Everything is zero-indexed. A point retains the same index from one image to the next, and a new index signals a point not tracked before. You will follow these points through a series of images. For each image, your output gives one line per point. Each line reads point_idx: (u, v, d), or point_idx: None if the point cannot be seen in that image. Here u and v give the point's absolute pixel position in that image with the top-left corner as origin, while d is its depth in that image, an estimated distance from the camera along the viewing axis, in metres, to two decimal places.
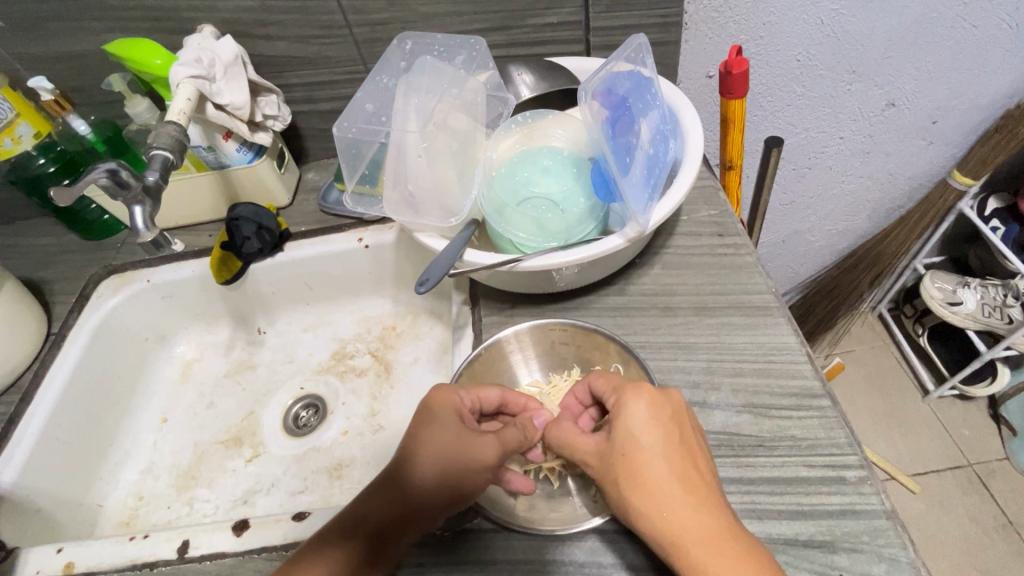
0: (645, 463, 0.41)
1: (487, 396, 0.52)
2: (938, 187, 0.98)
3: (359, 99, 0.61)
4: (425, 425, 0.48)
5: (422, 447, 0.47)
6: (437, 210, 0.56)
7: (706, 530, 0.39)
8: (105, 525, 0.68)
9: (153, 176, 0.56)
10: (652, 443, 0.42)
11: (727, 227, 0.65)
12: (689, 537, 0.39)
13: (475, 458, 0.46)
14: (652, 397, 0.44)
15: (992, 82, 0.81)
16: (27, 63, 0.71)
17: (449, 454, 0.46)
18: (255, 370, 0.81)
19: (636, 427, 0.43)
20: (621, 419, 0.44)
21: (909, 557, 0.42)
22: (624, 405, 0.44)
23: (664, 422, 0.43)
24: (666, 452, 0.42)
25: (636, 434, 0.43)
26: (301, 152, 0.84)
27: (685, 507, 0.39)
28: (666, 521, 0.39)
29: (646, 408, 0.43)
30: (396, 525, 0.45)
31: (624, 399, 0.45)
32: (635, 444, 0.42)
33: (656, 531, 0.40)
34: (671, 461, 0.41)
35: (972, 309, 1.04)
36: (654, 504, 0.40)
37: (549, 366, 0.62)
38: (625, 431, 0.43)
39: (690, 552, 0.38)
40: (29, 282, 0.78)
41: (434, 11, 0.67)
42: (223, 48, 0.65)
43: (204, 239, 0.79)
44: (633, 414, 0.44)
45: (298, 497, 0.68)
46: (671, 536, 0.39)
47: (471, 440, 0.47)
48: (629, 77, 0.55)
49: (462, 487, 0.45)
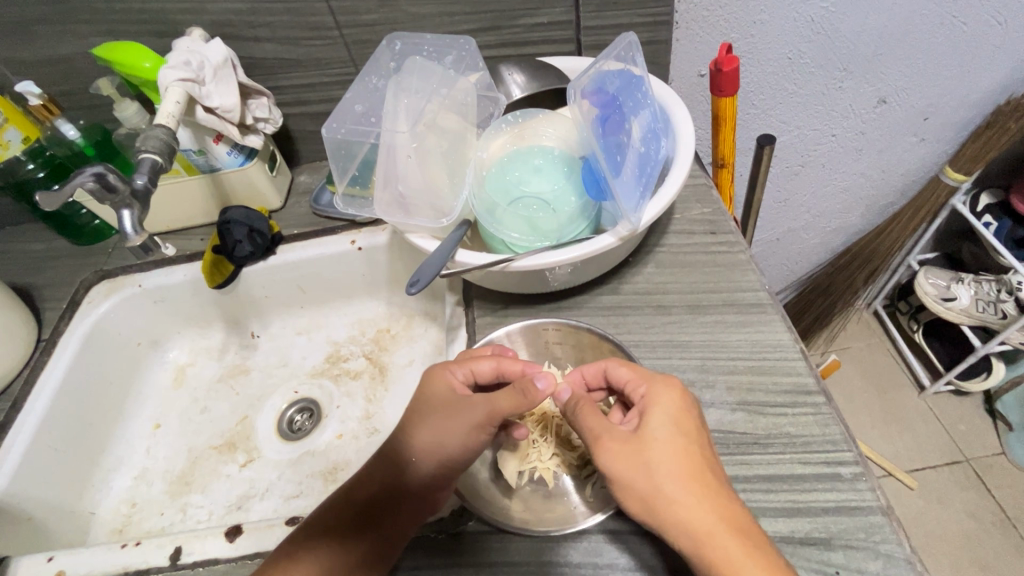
0: (676, 454, 0.41)
1: (480, 368, 0.50)
2: (929, 183, 0.99)
3: (348, 100, 0.61)
4: (420, 408, 0.49)
5: (415, 422, 0.48)
6: (428, 211, 0.55)
7: (731, 522, 0.39)
8: (98, 532, 0.68)
9: (142, 180, 0.56)
10: (684, 432, 0.43)
11: (719, 225, 0.65)
12: (718, 528, 0.39)
13: (462, 424, 0.46)
14: (680, 392, 0.45)
15: (982, 77, 0.81)
16: (14, 68, 0.71)
17: (440, 426, 0.47)
18: (249, 375, 0.81)
19: (667, 419, 0.43)
20: (652, 411, 0.44)
21: (905, 553, 0.42)
22: (656, 398, 0.45)
23: (690, 415, 0.44)
24: (694, 443, 0.43)
25: (670, 424, 0.43)
26: (293, 154, 0.84)
27: (711, 497, 0.40)
28: (698, 511, 0.39)
29: (678, 401, 0.45)
30: (387, 502, 0.46)
31: (655, 391, 0.45)
32: (668, 433, 0.42)
33: (686, 522, 0.39)
34: (697, 451, 0.42)
35: (966, 304, 1.04)
36: (685, 493, 0.40)
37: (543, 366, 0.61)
38: (659, 421, 0.43)
39: (719, 542, 0.38)
40: (19, 289, 0.77)
41: (424, 12, 0.67)
42: (212, 52, 0.64)
43: (196, 243, 0.78)
44: (665, 407, 0.44)
45: (292, 502, 0.68)
46: (699, 527, 0.39)
47: (465, 407, 0.47)
48: (618, 76, 0.56)
49: (455, 454, 0.46)
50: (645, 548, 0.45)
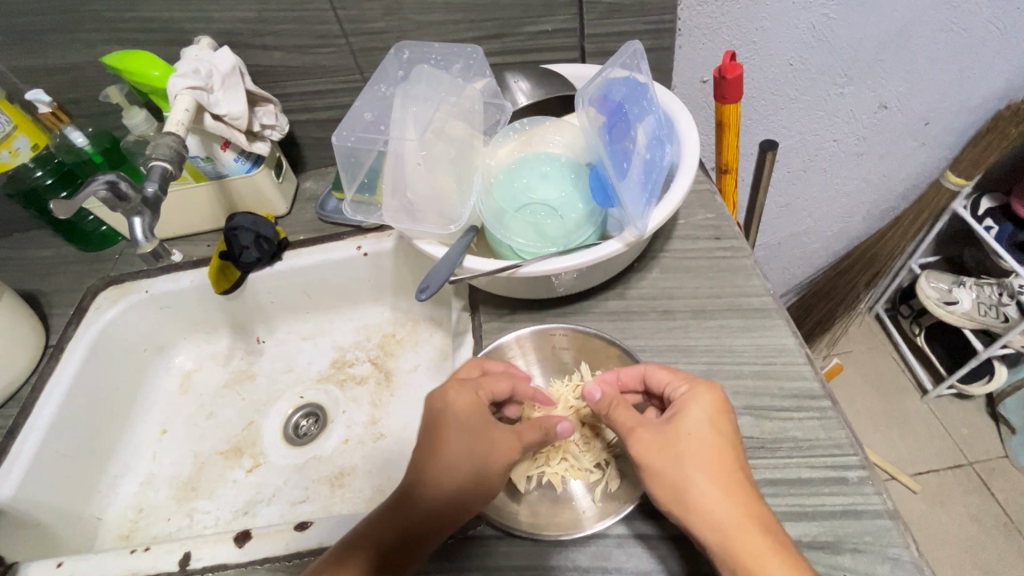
0: (708, 453, 0.42)
1: (498, 388, 0.51)
2: (930, 188, 0.99)
3: (356, 108, 0.61)
4: (445, 432, 0.48)
5: (440, 449, 0.47)
6: (436, 217, 0.55)
7: (758, 526, 0.39)
8: (105, 538, 0.68)
9: (152, 188, 0.56)
10: (719, 434, 0.43)
11: (724, 230, 0.66)
12: (744, 528, 0.39)
13: (496, 456, 0.47)
14: (720, 393, 0.45)
15: (982, 83, 0.82)
16: (23, 76, 0.71)
17: (471, 452, 0.47)
18: (254, 380, 0.81)
19: (705, 418, 0.43)
20: (688, 409, 0.44)
21: (912, 556, 0.43)
22: (693, 396, 0.45)
23: (727, 418, 0.44)
24: (728, 445, 0.43)
25: (705, 425, 0.43)
26: (298, 161, 0.84)
27: (739, 498, 0.40)
28: (726, 508, 0.40)
29: (716, 402, 0.45)
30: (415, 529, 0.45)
31: (694, 391, 0.45)
32: (701, 432, 0.43)
33: (713, 518, 0.40)
34: (730, 453, 0.42)
35: (967, 308, 1.05)
36: (715, 490, 0.41)
37: (550, 370, 0.61)
38: (693, 419, 0.44)
39: (746, 543, 0.38)
40: (27, 295, 0.78)
41: (430, 20, 0.68)
42: (220, 60, 0.65)
43: (203, 249, 0.79)
44: (701, 407, 0.44)
45: (299, 507, 0.68)
46: (726, 524, 0.39)
47: (496, 437, 0.48)
48: (624, 83, 0.56)
49: (487, 484, 0.46)
50: (653, 552, 0.46)
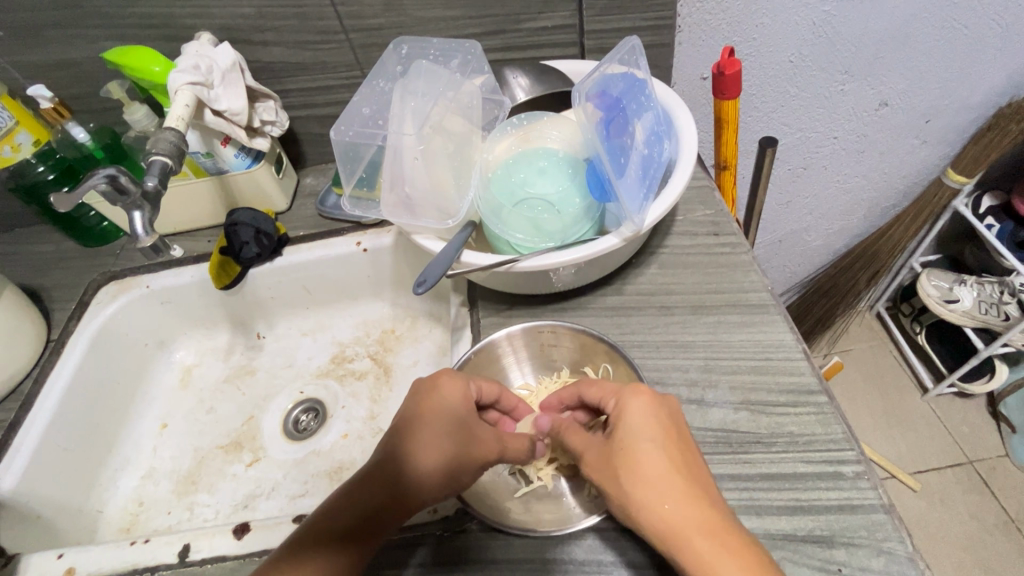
0: (643, 460, 0.41)
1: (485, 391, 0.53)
2: (931, 185, 0.99)
3: (356, 104, 0.62)
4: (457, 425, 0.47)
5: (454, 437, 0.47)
6: (434, 212, 0.56)
7: (707, 525, 0.38)
8: (106, 531, 0.68)
9: (152, 182, 0.55)
10: (650, 436, 0.42)
11: (722, 226, 0.66)
12: (691, 530, 0.38)
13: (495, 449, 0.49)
14: (651, 396, 0.44)
15: (983, 81, 0.82)
16: (25, 71, 0.72)
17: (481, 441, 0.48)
18: (254, 375, 0.82)
19: (636, 425, 0.43)
20: (621, 421, 0.44)
21: (907, 550, 0.43)
22: (623, 406, 0.44)
23: (662, 419, 0.43)
24: (667, 447, 0.42)
25: (634, 433, 0.42)
26: (299, 157, 0.85)
27: (683, 499, 0.39)
28: (669, 516, 0.39)
29: (646, 405, 0.44)
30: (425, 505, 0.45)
31: (623, 400, 0.45)
32: (632, 439, 0.42)
33: (657, 527, 0.39)
34: (668, 454, 0.41)
35: (969, 306, 1.04)
36: (654, 498, 0.39)
37: (539, 367, 0.62)
38: (624, 430, 0.43)
39: (693, 546, 0.37)
40: (29, 290, 0.78)
41: (430, 16, 0.68)
42: (220, 55, 0.65)
43: (203, 244, 0.79)
44: (631, 414, 0.44)
45: (298, 500, 0.68)
46: (671, 530, 0.38)
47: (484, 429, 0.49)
48: (622, 78, 0.56)
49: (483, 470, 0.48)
50: (647, 546, 0.46)
